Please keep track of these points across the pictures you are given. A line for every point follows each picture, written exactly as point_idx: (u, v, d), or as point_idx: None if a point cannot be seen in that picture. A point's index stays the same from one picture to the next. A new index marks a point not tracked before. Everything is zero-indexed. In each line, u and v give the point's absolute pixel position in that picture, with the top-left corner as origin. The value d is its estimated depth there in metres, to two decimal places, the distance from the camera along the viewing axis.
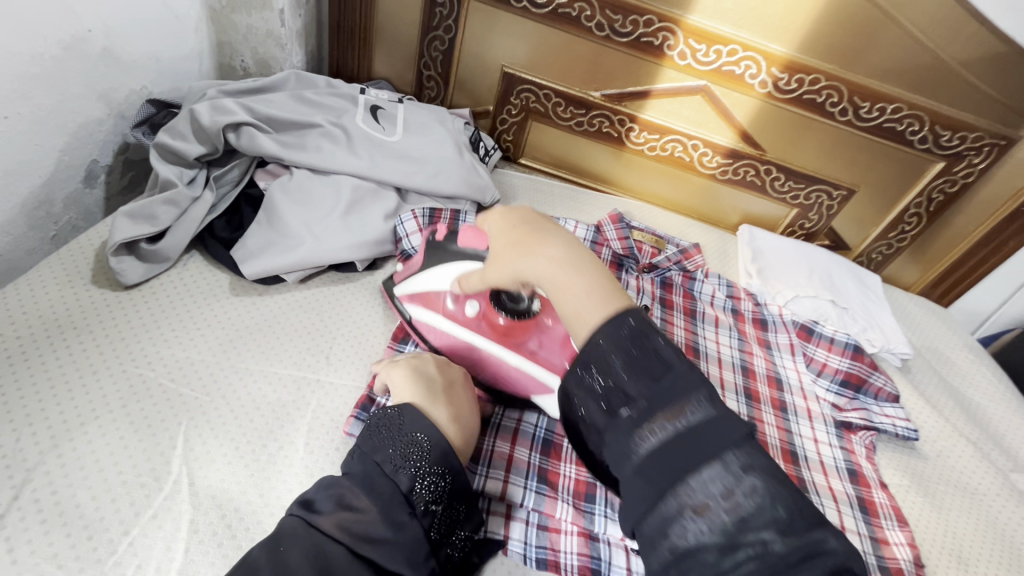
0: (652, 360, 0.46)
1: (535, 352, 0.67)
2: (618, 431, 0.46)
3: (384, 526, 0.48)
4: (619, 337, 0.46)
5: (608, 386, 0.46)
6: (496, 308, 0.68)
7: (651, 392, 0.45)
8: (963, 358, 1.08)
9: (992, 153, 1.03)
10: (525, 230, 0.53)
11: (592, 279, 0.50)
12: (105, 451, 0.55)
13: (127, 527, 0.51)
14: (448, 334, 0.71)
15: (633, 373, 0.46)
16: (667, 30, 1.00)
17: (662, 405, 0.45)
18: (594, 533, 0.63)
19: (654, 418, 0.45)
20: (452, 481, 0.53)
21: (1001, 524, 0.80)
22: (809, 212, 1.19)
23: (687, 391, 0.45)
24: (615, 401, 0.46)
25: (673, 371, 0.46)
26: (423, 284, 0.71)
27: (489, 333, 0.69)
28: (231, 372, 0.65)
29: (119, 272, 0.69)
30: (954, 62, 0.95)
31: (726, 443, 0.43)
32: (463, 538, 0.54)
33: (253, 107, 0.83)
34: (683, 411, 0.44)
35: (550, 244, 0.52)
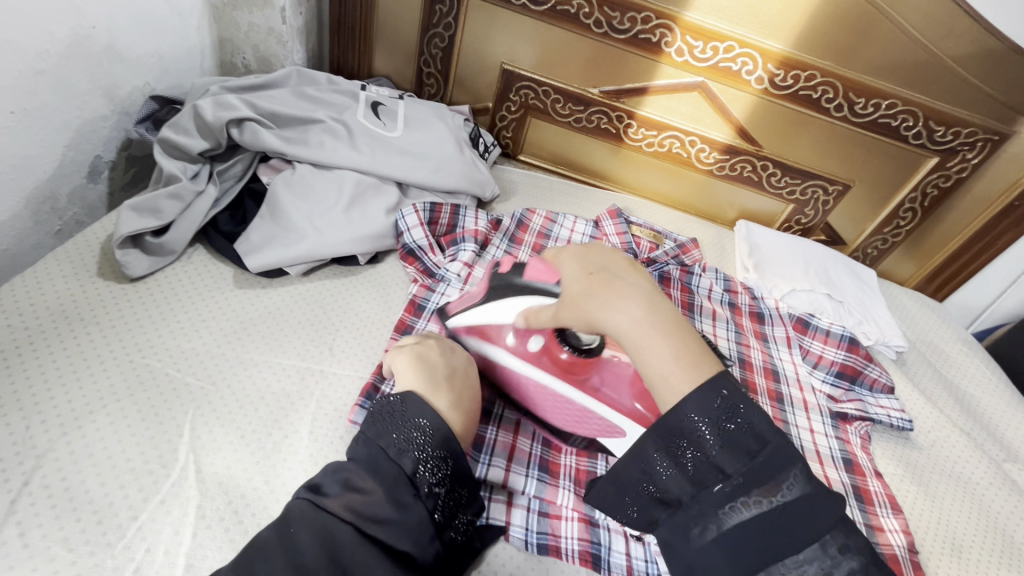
0: (744, 435, 0.46)
1: (598, 388, 0.66)
2: (707, 504, 0.46)
3: (389, 507, 0.49)
4: (711, 408, 0.46)
5: (699, 460, 0.47)
6: (561, 344, 0.66)
7: (748, 469, 0.46)
8: (957, 351, 1.10)
9: (985, 148, 1.05)
10: (606, 283, 0.53)
11: (676, 342, 0.49)
12: (113, 438, 0.56)
13: (135, 512, 0.52)
14: (508, 370, 0.69)
15: (728, 450, 0.46)
16: (664, 27, 1.01)
17: (757, 480, 0.46)
18: (594, 519, 0.64)
19: (748, 493, 0.46)
20: (455, 463, 0.54)
21: (995, 513, 0.82)
22: (805, 207, 1.21)
23: (782, 468, 0.46)
24: (707, 474, 0.46)
25: (767, 448, 0.46)
26: (482, 315, 0.68)
27: (551, 368, 0.67)
28: (236, 362, 0.66)
29: (125, 265, 0.70)
30: (947, 58, 0.96)
31: (822, 520, 0.45)
32: (466, 520, 0.55)
33: (256, 103, 0.84)
34: (778, 488, 0.45)
35: (635, 300, 0.51)
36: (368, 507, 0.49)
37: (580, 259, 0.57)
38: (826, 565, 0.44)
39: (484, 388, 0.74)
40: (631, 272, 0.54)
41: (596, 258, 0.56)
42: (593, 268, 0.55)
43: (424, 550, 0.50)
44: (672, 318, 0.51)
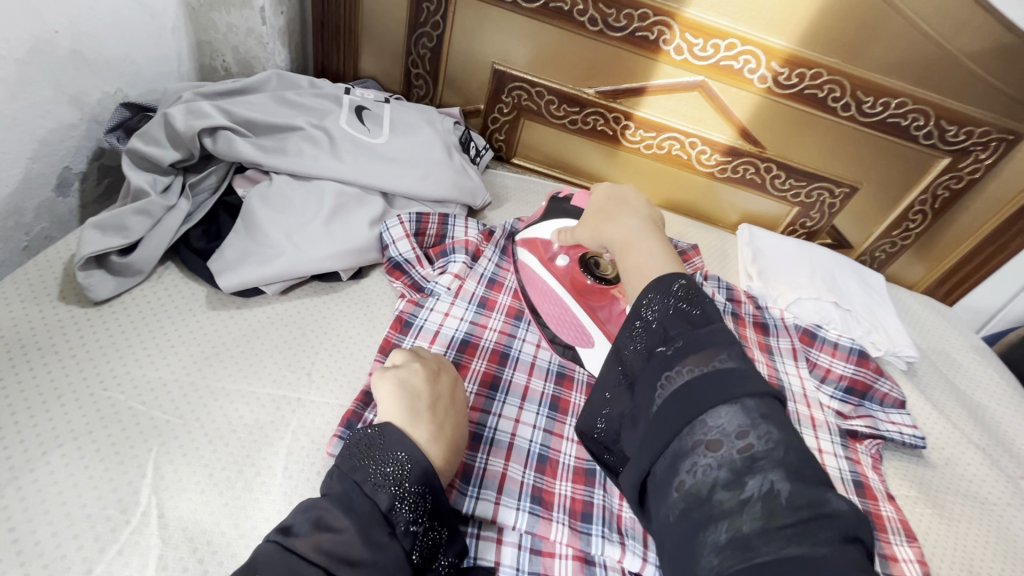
0: (694, 312, 0.49)
1: (603, 321, 0.73)
2: (651, 371, 0.48)
3: (362, 545, 0.45)
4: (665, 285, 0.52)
5: (649, 329, 0.51)
6: (585, 273, 0.76)
7: (688, 336, 0.48)
8: (970, 360, 1.05)
9: (999, 149, 1.00)
10: (613, 206, 0.66)
11: (658, 243, 0.59)
12: (68, 482, 0.52)
13: (90, 565, 0.48)
14: (537, 280, 0.81)
15: (673, 319, 0.50)
16: (662, 24, 0.96)
17: (693, 350, 0.46)
18: (590, 556, 0.60)
19: (684, 362, 0.46)
20: (435, 495, 0.50)
21: (1014, 535, 0.78)
22: (810, 210, 1.16)
23: (721, 343, 0.46)
24: (655, 344, 0.50)
25: (713, 324, 0.48)
26: (535, 232, 0.82)
27: (569, 287, 0.77)
28: (206, 394, 0.62)
29: (88, 288, 0.65)
30: (960, 54, 0.91)
31: (753, 387, 0.43)
32: (444, 564, 0.51)
33: (230, 110, 0.80)
34: (713, 357, 0.45)
35: (636, 217, 0.63)
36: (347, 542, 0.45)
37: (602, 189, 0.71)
38: (743, 423, 0.41)
39: (474, 411, 0.69)
40: (641, 203, 0.67)
41: (619, 189, 0.69)
42: (610, 195, 0.68)
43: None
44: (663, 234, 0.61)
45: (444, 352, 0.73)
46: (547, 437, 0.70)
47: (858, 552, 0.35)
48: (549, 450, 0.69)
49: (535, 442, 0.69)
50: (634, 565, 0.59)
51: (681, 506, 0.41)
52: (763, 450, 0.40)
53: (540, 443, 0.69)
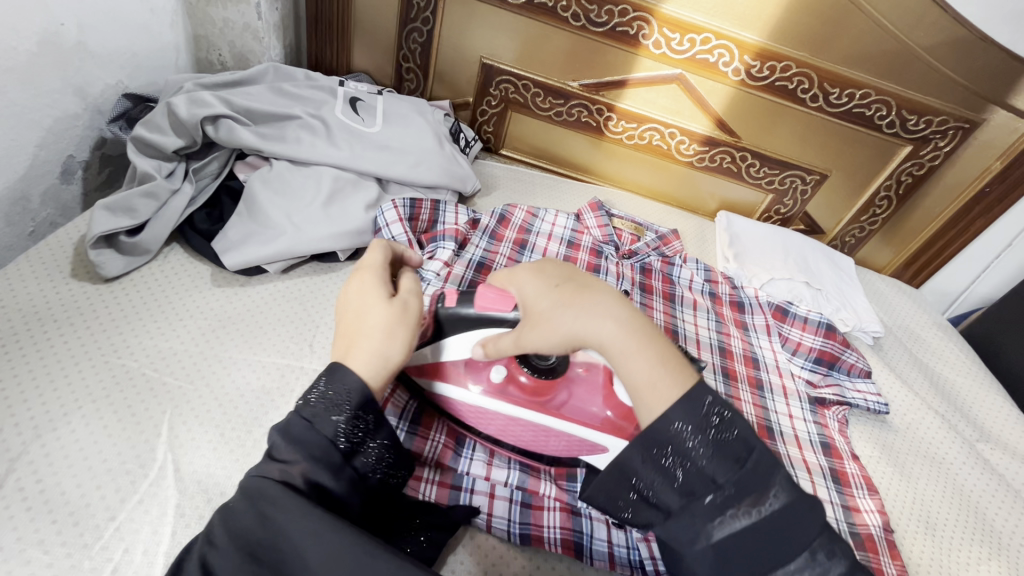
0: (735, 443, 0.48)
1: (564, 405, 0.63)
2: (698, 517, 0.46)
3: (289, 443, 0.48)
4: (698, 416, 0.47)
5: (688, 471, 0.47)
6: (521, 366, 0.63)
7: (737, 479, 0.47)
8: (934, 336, 1.12)
9: (956, 136, 1.07)
10: (579, 289, 0.53)
11: (657, 348, 0.51)
12: (88, 440, 0.55)
13: (113, 513, 0.51)
14: (477, 409, 0.64)
15: (719, 459, 0.47)
16: (641, 20, 1.01)
17: (747, 491, 0.46)
18: (576, 508, 0.64)
19: (738, 504, 0.46)
20: (344, 391, 0.50)
21: (970, 492, 0.84)
22: (784, 197, 1.22)
23: (768, 477, 0.47)
24: (697, 487, 0.47)
25: (755, 454, 0.47)
26: (435, 356, 0.64)
27: (514, 397, 0.63)
28: (216, 361, 0.66)
29: (99, 265, 0.69)
30: (917, 47, 0.98)
31: (810, 529, 0.46)
32: (377, 447, 0.51)
33: (231, 100, 0.83)
34: (766, 498, 0.46)
35: (615, 309, 0.52)
36: (280, 442, 0.48)
37: (538, 274, 0.56)
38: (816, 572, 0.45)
39: None
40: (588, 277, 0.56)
41: (552, 270, 0.57)
42: (553, 278, 0.55)
43: (337, 479, 0.49)
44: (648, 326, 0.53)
45: None
46: None
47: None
48: None
49: None
50: None
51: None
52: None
53: None
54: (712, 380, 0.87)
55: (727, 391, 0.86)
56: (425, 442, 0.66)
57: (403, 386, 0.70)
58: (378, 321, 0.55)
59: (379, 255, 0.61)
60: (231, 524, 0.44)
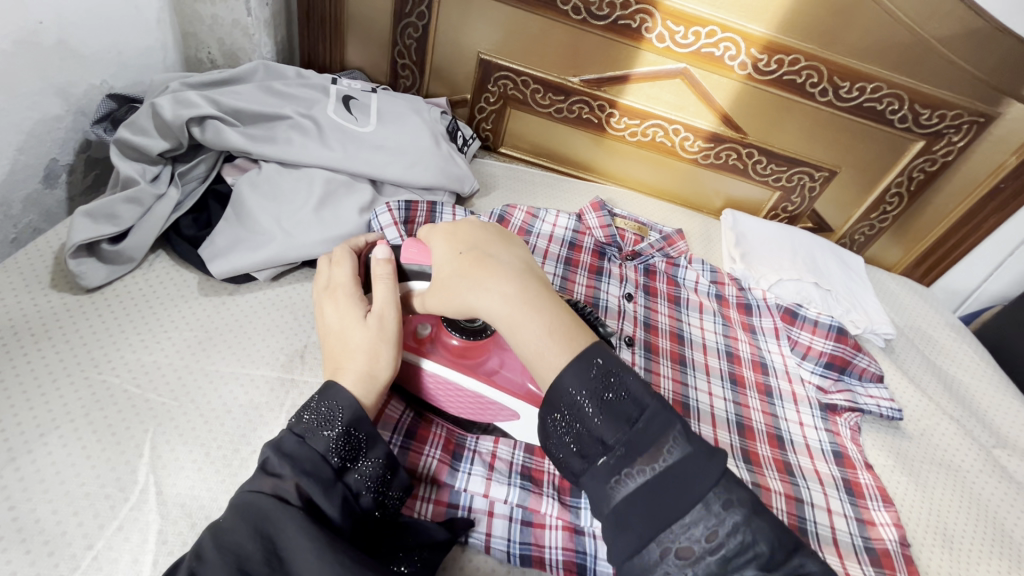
0: (626, 404, 0.49)
1: (489, 372, 0.65)
2: (597, 478, 0.48)
3: (281, 458, 0.48)
4: (587, 377, 0.49)
5: (581, 434, 0.49)
6: (449, 330, 0.66)
7: (630, 438, 0.48)
8: (946, 337, 1.09)
9: (971, 131, 1.03)
10: (478, 260, 0.55)
11: (550, 316, 0.52)
12: (65, 462, 0.53)
13: (91, 541, 0.49)
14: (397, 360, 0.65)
15: (611, 421, 0.48)
16: (644, 12, 0.98)
17: (638, 449, 0.47)
18: (579, 527, 0.62)
19: (632, 463, 0.47)
20: (337, 407, 0.50)
21: (987, 502, 0.81)
22: (791, 195, 1.19)
23: (662, 432, 0.48)
24: (592, 448, 0.49)
25: (646, 413, 0.48)
26: None
27: (440, 356, 0.65)
28: (202, 376, 0.63)
29: (80, 275, 0.66)
30: (932, 38, 0.94)
31: (706, 483, 0.46)
32: (371, 465, 0.51)
33: (218, 100, 0.80)
34: (661, 452, 0.47)
35: (504, 277, 0.53)
36: (272, 457, 0.48)
37: (449, 239, 0.58)
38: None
39: None
40: (500, 248, 0.57)
41: (466, 238, 0.58)
42: (461, 247, 0.57)
43: (330, 498, 0.48)
44: (543, 295, 0.53)
45: None
46: None
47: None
48: None
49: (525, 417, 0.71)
50: None
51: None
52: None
53: None
54: (718, 387, 0.84)
55: (734, 399, 0.83)
56: (420, 458, 0.63)
57: (398, 397, 0.68)
58: (362, 343, 0.55)
59: (346, 269, 0.62)
60: (222, 539, 0.42)
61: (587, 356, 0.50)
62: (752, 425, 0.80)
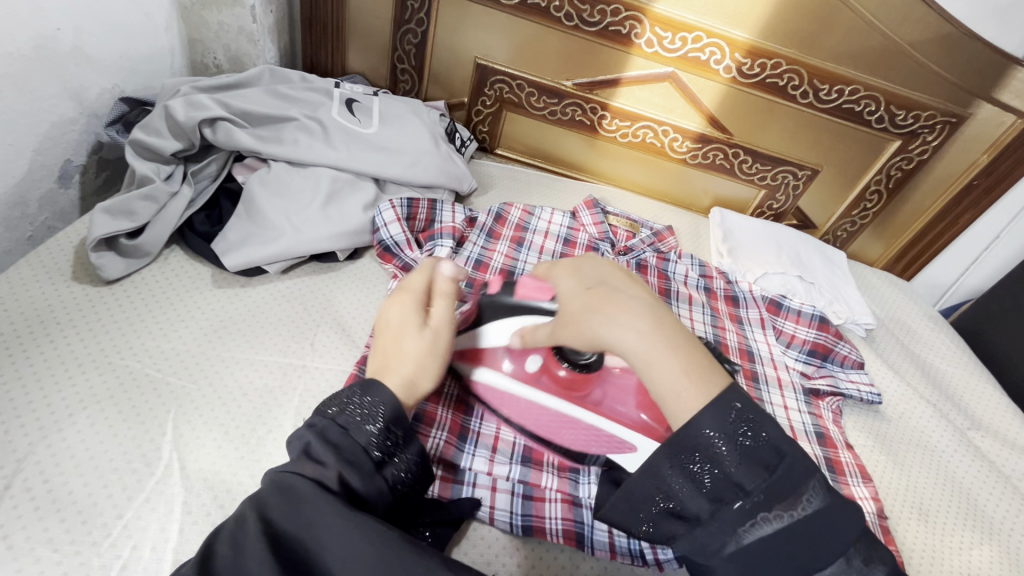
0: (763, 449, 0.44)
1: (599, 403, 0.68)
2: (726, 520, 0.44)
3: (325, 447, 0.46)
4: (725, 421, 0.44)
5: (717, 477, 0.44)
6: (558, 361, 0.66)
7: (768, 483, 0.44)
8: (925, 327, 1.14)
9: (944, 131, 1.09)
10: (610, 296, 0.52)
11: (686, 358, 0.47)
12: (93, 440, 0.56)
13: (120, 511, 0.52)
14: (511, 395, 0.69)
15: (748, 466, 0.44)
16: (633, 19, 1.03)
17: (779, 495, 0.43)
18: (577, 499, 0.66)
19: (770, 508, 0.43)
20: (377, 404, 0.49)
21: (961, 479, 0.85)
22: (776, 193, 1.24)
23: (801, 481, 0.44)
24: (726, 492, 0.44)
25: (787, 461, 0.44)
26: (476, 342, 0.69)
27: (550, 388, 0.68)
28: (219, 361, 0.66)
29: (100, 268, 0.69)
30: (905, 43, 0.99)
31: (842, 536, 0.43)
32: (406, 460, 0.50)
33: (228, 102, 0.84)
34: (800, 500, 0.43)
35: (640, 314, 0.49)
36: (315, 444, 0.47)
37: (574, 275, 0.57)
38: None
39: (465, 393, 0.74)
40: (627, 284, 0.53)
41: (590, 274, 0.56)
42: (587, 282, 0.55)
43: (369, 487, 0.47)
44: (677, 334, 0.49)
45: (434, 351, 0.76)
46: None
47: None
48: None
49: None
50: None
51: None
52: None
53: None
54: None
55: None
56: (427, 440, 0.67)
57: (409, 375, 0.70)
58: (414, 349, 0.55)
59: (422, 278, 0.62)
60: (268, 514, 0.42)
61: (725, 400, 0.45)
62: None
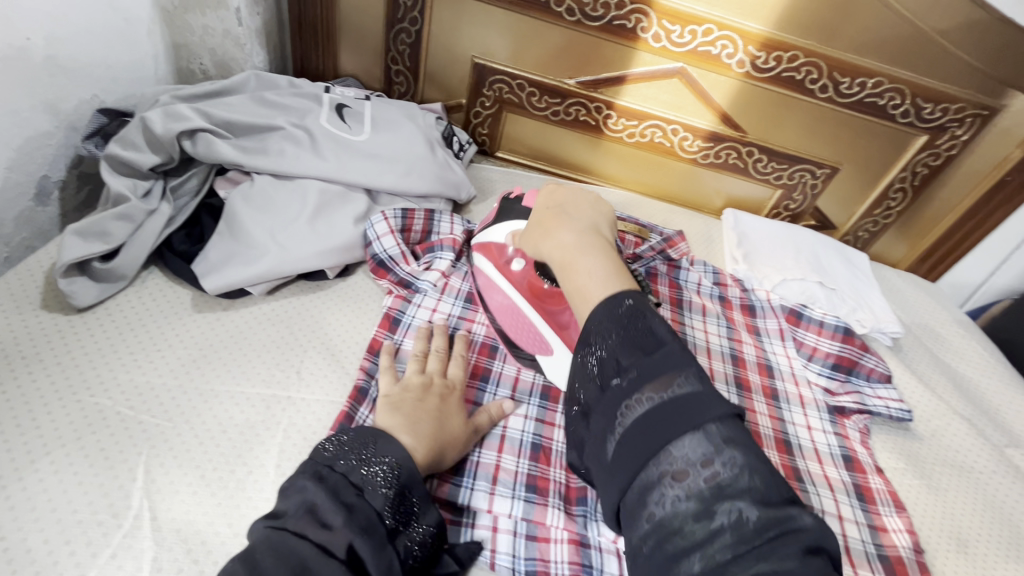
0: (645, 337, 0.49)
1: (563, 326, 0.69)
2: (609, 402, 0.48)
3: (335, 507, 0.46)
4: (616, 313, 0.51)
5: (602, 359, 0.50)
6: (542, 276, 0.72)
7: (642, 365, 0.48)
8: (953, 333, 1.07)
9: (975, 124, 1.02)
10: (552, 218, 0.64)
11: (599, 261, 0.57)
12: (57, 489, 0.51)
13: (83, 571, 0.48)
14: (492, 284, 0.76)
15: (625, 347, 0.49)
16: (639, 12, 0.96)
17: (651, 376, 0.47)
18: (585, 540, 0.60)
19: (642, 389, 0.46)
20: (395, 468, 0.51)
21: (1001, 503, 0.79)
22: (793, 192, 1.18)
23: (676, 367, 0.46)
24: (610, 374, 0.49)
25: (665, 347, 0.48)
26: (487, 235, 0.76)
27: (525, 293, 0.72)
28: (196, 395, 0.61)
29: (71, 295, 0.65)
30: (933, 32, 0.93)
31: (710, 414, 0.43)
32: (421, 531, 0.50)
33: (209, 112, 0.79)
34: (671, 383, 0.46)
35: (572, 230, 0.61)
36: (324, 504, 0.46)
37: (547, 195, 0.68)
38: None
39: (470, 390, 0.71)
40: (582, 212, 0.65)
41: (559, 196, 0.67)
42: (551, 203, 0.66)
43: (380, 560, 0.46)
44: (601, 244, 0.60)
45: None
46: (539, 426, 0.69)
47: (822, 562, 0.37)
48: (542, 438, 0.68)
49: (527, 432, 0.68)
50: None
51: (653, 536, 0.41)
52: (728, 477, 0.41)
53: (532, 433, 0.68)
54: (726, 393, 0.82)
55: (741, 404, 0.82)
56: None
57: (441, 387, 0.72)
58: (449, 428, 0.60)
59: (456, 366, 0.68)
60: None
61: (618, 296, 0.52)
62: (760, 431, 0.78)
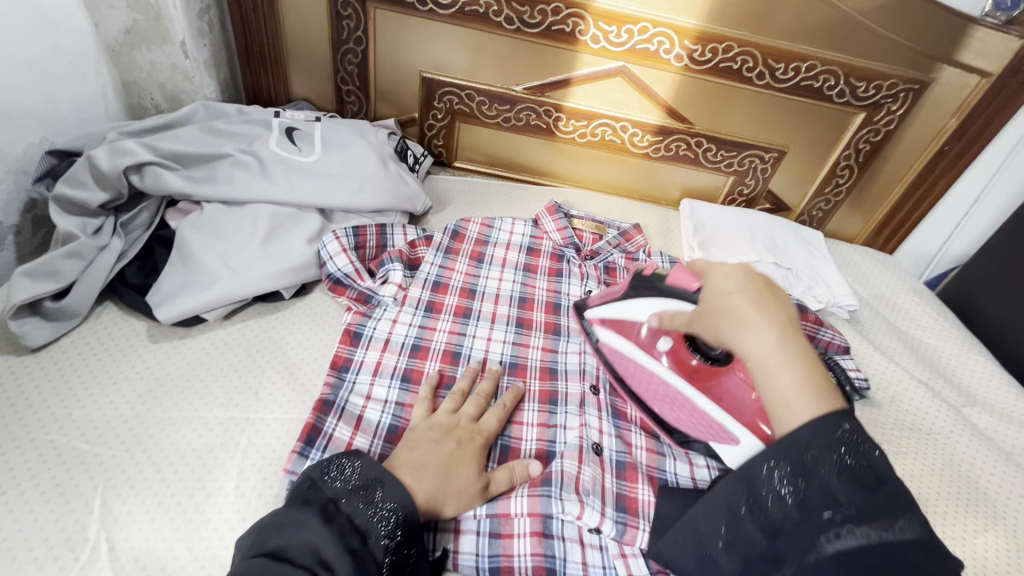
0: (863, 470, 0.45)
1: (719, 398, 0.66)
2: (808, 528, 0.44)
3: (338, 553, 0.45)
4: (830, 438, 0.44)
5: (810, 484, 0.45)
6: (690, 347, 0.68)
7: (861, 504, 0.44)
8: (909, 301, 1.10)
9: (908, 98, 1.05)
10: (748, 299, 0.52)
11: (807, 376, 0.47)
12: (12, 528, 0.52)
13: None
14: (634, 367, 0.72)
15: (845, 480, 0.45)
16: (575, 16, 0.99)
17: (869, 514, 0.44)
18: (548, 531, 0.61)
19: (859, 524, 0.44)
20: (402, 513, 0.49)
21: (962, 460, 0.81)
22: (745, 177, 1.20)
23: (894, 509, 0.44)
24: (817, 501, 0.44)
25: (886, 486, 0.45)
26: (619, 311, 0.74)
27: (676, 370, 0.68)
28: (154, 423, 0.62)
29: (23, 336, 0.65)
30: (856, 14, 0.96)
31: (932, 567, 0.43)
32: None
33: (155, 145, 0.80)
34: (892, 524, 0.44)
35: (773, 325, 0.49)
36: (328, 548, 0.45)
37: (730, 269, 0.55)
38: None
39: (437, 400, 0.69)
40: (771, 298, 0.51)
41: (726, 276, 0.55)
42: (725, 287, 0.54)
43: None
44: (806, 351, 0.48)
45: (396, 360, 0.73)
46: (507, 428, 0.70)
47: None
48: (511, 439, 0.68)
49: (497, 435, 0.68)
50: (592, 522, 0.60)
51: None
52: None
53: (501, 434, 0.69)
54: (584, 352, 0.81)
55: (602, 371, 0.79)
56: None
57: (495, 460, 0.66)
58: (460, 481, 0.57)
59: (495, 421, 0.65)
60: None
61: (834, 419, 0.44)
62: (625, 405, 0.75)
